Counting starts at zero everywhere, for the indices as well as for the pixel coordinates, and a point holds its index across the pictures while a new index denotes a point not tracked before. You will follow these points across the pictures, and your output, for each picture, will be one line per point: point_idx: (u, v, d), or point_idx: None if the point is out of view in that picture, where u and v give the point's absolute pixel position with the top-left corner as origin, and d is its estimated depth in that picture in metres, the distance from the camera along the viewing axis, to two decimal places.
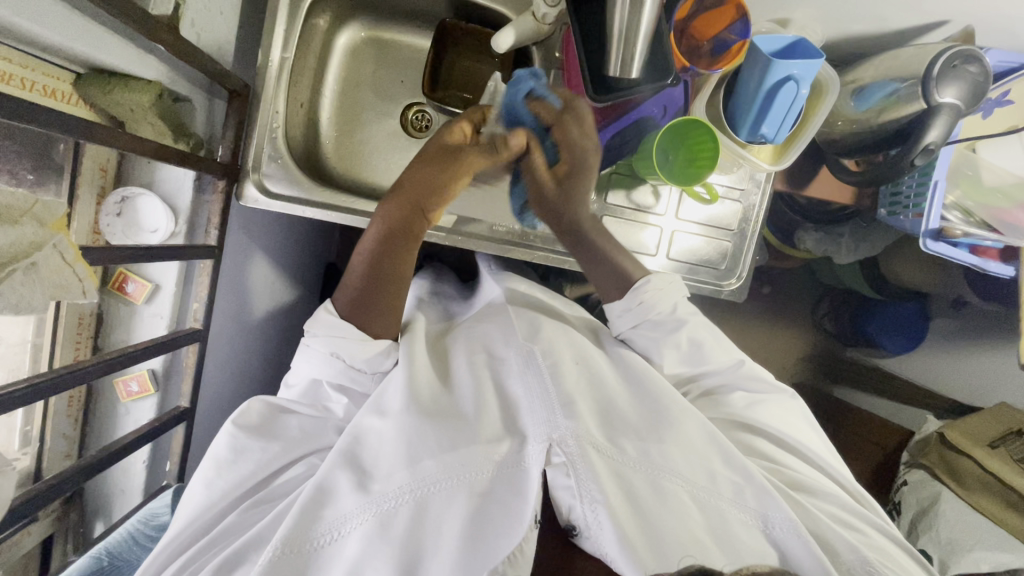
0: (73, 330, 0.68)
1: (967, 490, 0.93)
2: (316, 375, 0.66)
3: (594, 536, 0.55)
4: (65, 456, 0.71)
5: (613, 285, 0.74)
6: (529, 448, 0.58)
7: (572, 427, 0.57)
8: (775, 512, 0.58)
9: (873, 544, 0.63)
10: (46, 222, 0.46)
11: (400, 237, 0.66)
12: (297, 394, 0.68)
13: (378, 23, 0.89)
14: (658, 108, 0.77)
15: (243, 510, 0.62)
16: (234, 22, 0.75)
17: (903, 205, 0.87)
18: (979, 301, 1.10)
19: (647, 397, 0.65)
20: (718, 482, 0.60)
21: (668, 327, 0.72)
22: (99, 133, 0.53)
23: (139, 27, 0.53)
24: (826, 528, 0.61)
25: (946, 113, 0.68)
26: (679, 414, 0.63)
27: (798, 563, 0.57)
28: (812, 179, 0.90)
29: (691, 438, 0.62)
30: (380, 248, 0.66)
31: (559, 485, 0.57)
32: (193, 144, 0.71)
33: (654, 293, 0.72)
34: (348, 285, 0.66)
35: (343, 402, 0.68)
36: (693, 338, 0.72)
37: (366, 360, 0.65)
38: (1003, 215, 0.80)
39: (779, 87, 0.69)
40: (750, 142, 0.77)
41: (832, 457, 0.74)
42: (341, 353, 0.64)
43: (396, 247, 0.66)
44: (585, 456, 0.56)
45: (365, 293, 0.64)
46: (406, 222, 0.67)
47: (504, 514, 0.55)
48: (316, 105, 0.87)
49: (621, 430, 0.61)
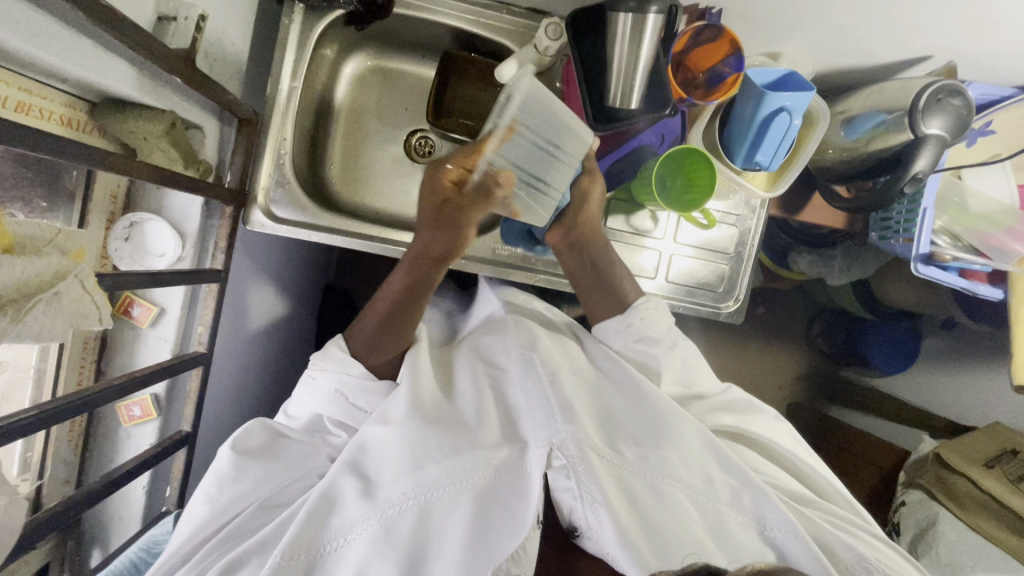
0: (78, 355, 0.68)
1: (966, 511, 0.94)
2: (318, 410, 0.67)
3: (595, 536, 0.56)
4: (65, 483, 0.71)
5: (612, 306, 0.74)
6: (530, 453, 0.58)
7: (572, 431, 0.57)
8: (772, 513, 0.59)
9: (864, 542, 0.64)
10: (68, 252, 0.47)
11: (424, 285, 0.70)
12: (298, 424, 0.69)
13: (383, 53, 0.91)
14: (655, 136, 0.81)
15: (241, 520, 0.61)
16: (244, 52, 0.77)
17: (894, 230, 0.89)
18: (968, 322, 1.12)
19: (645, 401, 0.64)
20: (715, 486, 0.60)
21: (663, 344, 0.72)
22: (116, 162, 0.54)
23: (159, 61, 0.55)
24: (824, 533, 0.62)
25: (933, 143, 0.71)
26: (677, 420, 0.62)
27: (797, 561, 0.58)
28: (804, 205, 0.93)
29: (691, 446, 0.62)
30: (402, 300, 0.68)
31: (560, 487, 0.58)
32: (203, 170, 0.73)
33: (650, 315, 0.72)
34: (367, 328, 0.68)
35: (342, 436, 0.68)
36: (687, 362, 0.73)
37: (366, 399, 0.67)
38: (989, 239, 0.83)
39: (772, 118, 0.72)
40: (745, 170, 0.79)
41: (819, 465, 0.74)
42: (345, 389, 0.66)
43: (417, 299, 0.69)
44: (585, 459, 0.56)
45: (401, 326, 0.69)
46: (425, 280, 0.70)
47: (506, 516, 0.55)
48: (321, 132, 0.89)
49: (619, 436, 0.62)
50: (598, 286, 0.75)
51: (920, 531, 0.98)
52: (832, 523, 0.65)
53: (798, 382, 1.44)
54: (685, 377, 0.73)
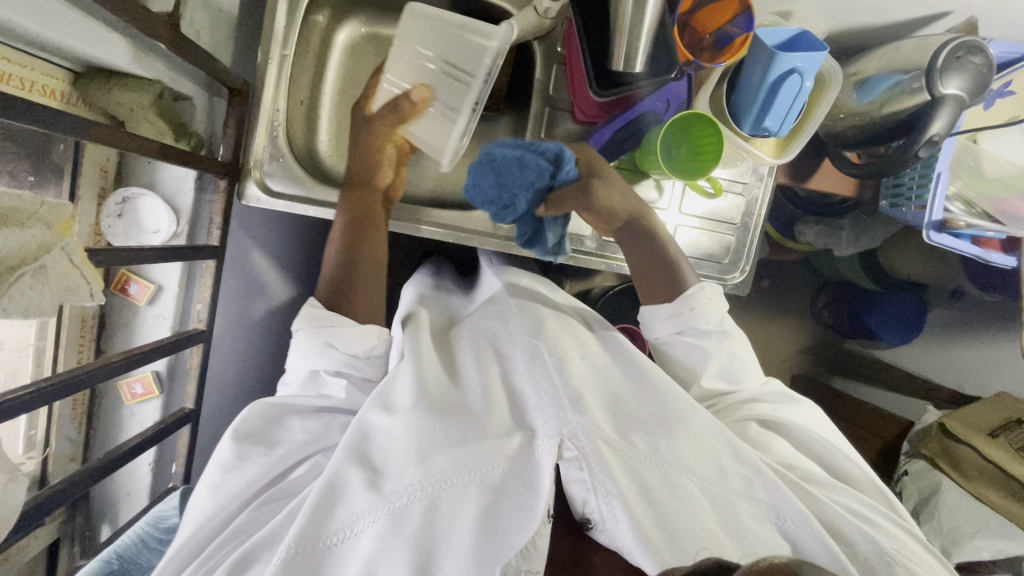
0: (76, 332, 0.69)
1: (969, 479, 0.94)
2: (312, 367, 0.63)
3: (609, 530, 0.54)
4: (70, 460, 0.72)
5: (666, 289, 0.70)
6: (539, 442, 0.56)
7: (582, 421, 0.56)
8: (786, 503, 0.56)
9: (892, 536, 0.61)
10: (52, 224, 0.45)
11: (366, 224, 0.71)
12: (294, 390, 0.66)
13: (378, 20, 0.88)
14: (660, 102, 0.76)
15: (254, 507, 0.60)
16: (232, 19, 0.74)
17: (906, 197, 0.87)
18: (978, 292, 1.11)
19: (655, 393, 0.63)
20: (728, 476, 0.58)
21: (715, 337, 0.68)
22: (101, 133, 0.51)
23: (139, 25, 0.52)
24: (840, 522, 0.60)
25: (950, 104, 0.68)
26: (688, 408, 0.61)
27: (813, 556, 0.55)
28: (814, 172, 0.90)
29: (701, 433, 0.60)
30: (351, 239, 0.69)
31: (572, 479, 0.56)
32: (194, 143, 0.71)
33: (702, 304, 0.67)
34: (329, 275, 0.68)
35: (342, 386, 0.64)
36: (733, 354, 0.70)
37: (356, 343, 0.64)
38: (1003, 205, 0.81)
39: (783, 81, 0.69)
40: (753, 136, 0.76)
41: (848, 450, 0.71)
42: (334, 340, 0.63)
43: (370, 234, 0.71)
44: (597, 450, 0.54)
45: (352, 288, 0.67)
46: (364, 216, 0.71)
47: (517, 505, 0.53)
48: (316, 102, 0.86)
49: (629, 424, 0.60)
50: (652, 263, 0.71)
51: (922, 499, 0.98)
52: (857, 515, 0.62)
53: (800, 355, 1.45)
54: (715, 370, 0.70)
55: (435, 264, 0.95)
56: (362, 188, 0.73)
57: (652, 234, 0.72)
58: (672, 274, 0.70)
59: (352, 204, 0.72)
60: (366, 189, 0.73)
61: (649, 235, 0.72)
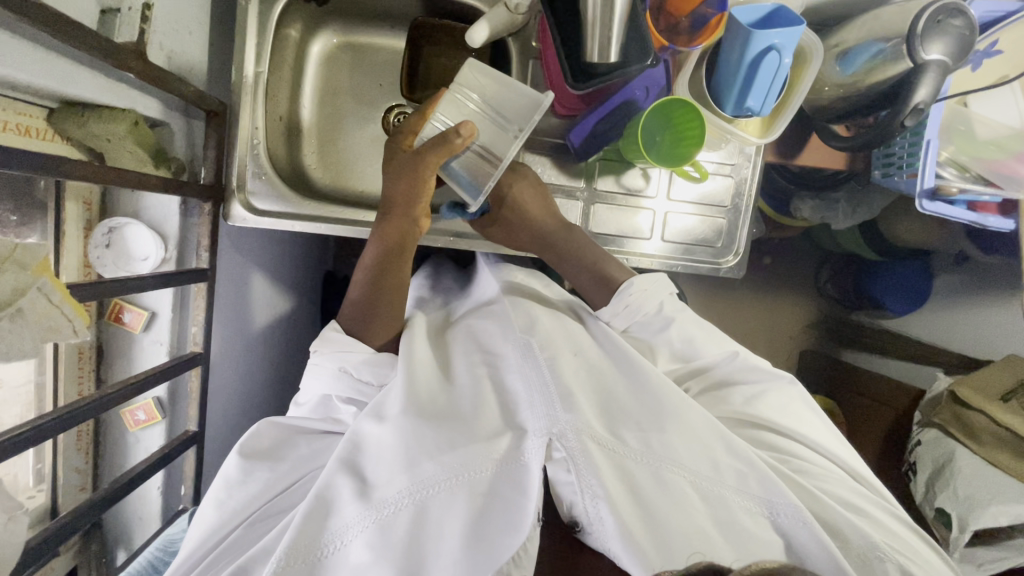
0: (74, 364, 0.69)
1: (983, 447, 0.93)
2: (325, 391, 0.65)
3: (597, 531, 0.55)
4: (80, 489, 0.73)
5: (601, 290, 0.76)
6: (528, 442, 0.56)
7: (572, 419, 0.56)
8: (781, 497, 0.56)
9: (881, 526, 0.61)
10: (29, 265, 0.46)
11: (399, 253, 0.69)
12: (308, 411, 0.67)
13: (352, 28, 0.88)
14: (641, 89, 0.75)
15: (248, 525, 0.60)
16: (203, 41, 0.74)
17: (898, 165, 0.85)
18: (981, 256, 1.10)
19: (647, 389, 0.62)
20: (722, 471, 0.57)
21: (656, 326, 0.72)
22: (76, 170, 0.52)
23: (104, 57, 0.53)
24: (835, 515, 0.59)
25: (934, 70, 0.66)
26: (680, 404, 0.61)
27: (805, 548, 0.56)
28: (802, 147, 0.89)
29: (694, 427, 0.60)
30: (381, 270, 0.68)
31: (561, 481, 0.56)
32: (174, 169, 0.72)
33: (638, 298, 0.72)
34: (354, 301, 0.68)
35: (352, 412, 0.65)
36: (684, 336, 0.72)
37: (372, 371, 0.65)
38: (999, 167, 0.79)
39: (761, 58, 0.67)
40: (736, 117, 0.76)
41: (839, 440, 0.71)
42: (348, 365, 0.64)
43: (400, 262, 0.69)
44: (585, 450, 0.54)
45: (377, 311, 0.67)
46: (399, 246, 0.68)
47: (507, 511, 0.53)
48: (296, 116, 0.86)
49: (621, 420, 0.59)
50: (580, 268, 0.78)
51: (937, 469, 0.97)
52: (846, 505, 0.62)
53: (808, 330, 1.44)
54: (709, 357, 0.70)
55: (433, 266, 0.96)
56: (401, 217, 0.68)
57: (578, 243, 0.78)
58: (602, 274, 0.76)
59: (387, 231, 0.68)
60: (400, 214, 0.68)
61: (576, 242, 0.78)
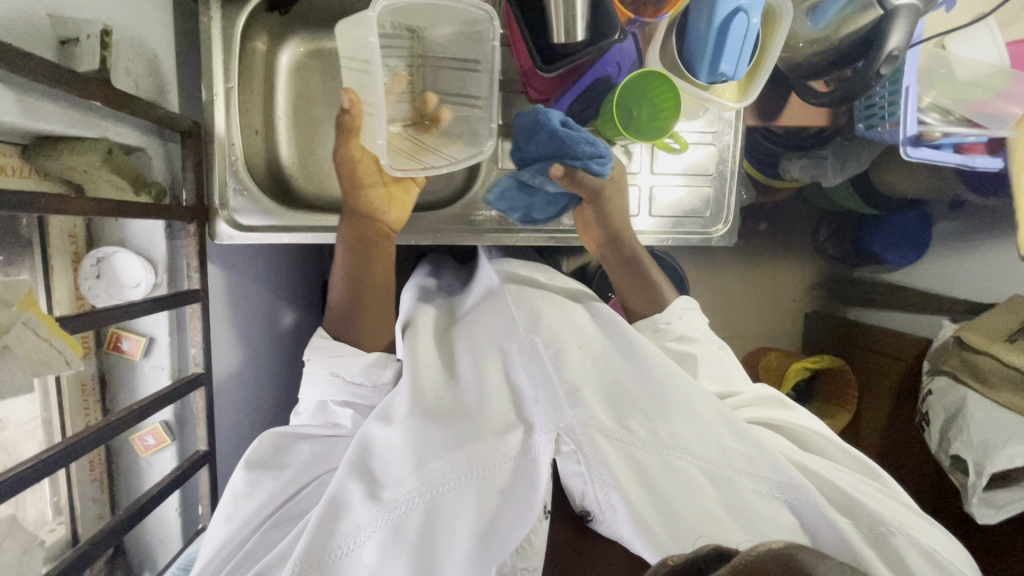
0: (78, 399, 0.69)
1: (992, 389, 0.93)
2: (321, 397, 0.66)
3: (609, 519, 0.55)
4: (98, 517, 0.74)
5: (646, 302, 0.75)
6: (537, 438, 0.56)
7: (578, 415, 0.56)
8: (789, 474, 0.57)
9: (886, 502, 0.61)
10: (12, 302, 0.47)
11: (367, 248, 0.69)
12: (308, 419, 0.68)
13: (318, 34, 0.87)
14: (612, 65, 0.76)
15: (266, 529, 0.62)
16: (170, 63, 0.74)
17: (880, 116, 0.84)
18: (977, 199, 1.08)
19: (652, 377, 0.60)
20: (728, 453, 0.58)
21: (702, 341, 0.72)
22: (54, 203, 0.52)
23: (67, 89, 0.53)
24: (840, 489, 0.60)
25: (905, 15, 0.66)
26: (686, 389, 0.60)
27: (812, 521, 0.56)
28: (783, 107, 0.88)
29: (698, 410, 0.59)
30: (355, 270, 0.68)
31: (570, 473, 0.57)
32: (156, 193, 0.72)
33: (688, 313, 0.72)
34: (337, 309, 0.69)
35: (349, 414, 0.66)
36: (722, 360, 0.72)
37: (364, 372, 0.65)
38: (981, 106, 0.79)
39: (729, 21, 0.67)
40: (712, 84, 0.74)
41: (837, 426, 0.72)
42: (338, 369, 0.65)
43: (372, 258, 0.69)
44: (593, 441, 0.55)
45: (360, 311, 0.68)
46: (364, 243, 0.69)
47: (516, 506, 0.54)
48: (272, 129, 0.86)
49: (627, 409, 0.59)
50: (633, 278, 0.76)
51: (949, 416, 0.96)
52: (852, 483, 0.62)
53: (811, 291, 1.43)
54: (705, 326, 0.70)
55: (433, 262, 0.96)
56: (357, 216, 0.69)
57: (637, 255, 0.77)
58: (652, 286, 0.75)
59: (349, 234, 0.69)
60: (359, 215, 0.70)
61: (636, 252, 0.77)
